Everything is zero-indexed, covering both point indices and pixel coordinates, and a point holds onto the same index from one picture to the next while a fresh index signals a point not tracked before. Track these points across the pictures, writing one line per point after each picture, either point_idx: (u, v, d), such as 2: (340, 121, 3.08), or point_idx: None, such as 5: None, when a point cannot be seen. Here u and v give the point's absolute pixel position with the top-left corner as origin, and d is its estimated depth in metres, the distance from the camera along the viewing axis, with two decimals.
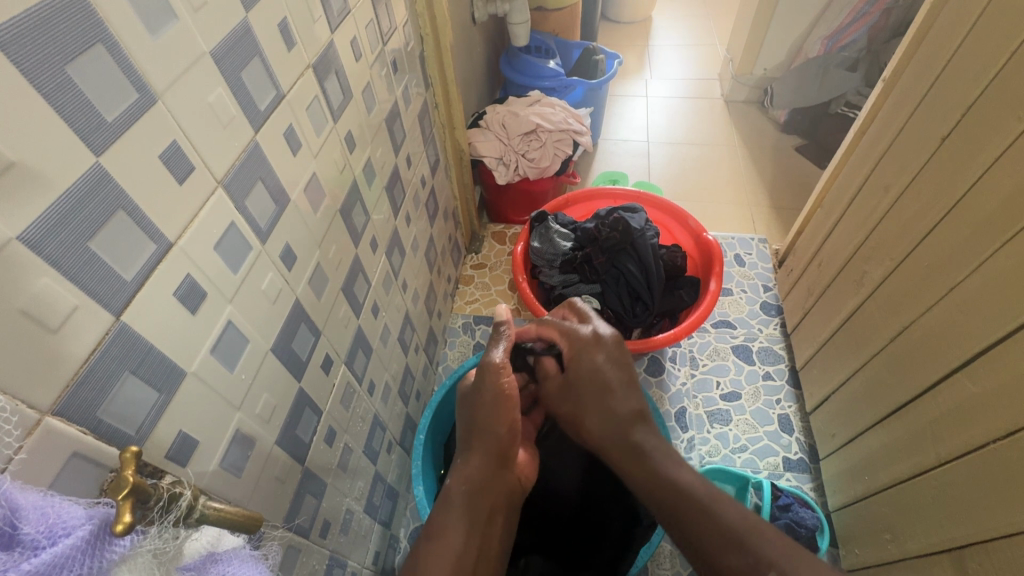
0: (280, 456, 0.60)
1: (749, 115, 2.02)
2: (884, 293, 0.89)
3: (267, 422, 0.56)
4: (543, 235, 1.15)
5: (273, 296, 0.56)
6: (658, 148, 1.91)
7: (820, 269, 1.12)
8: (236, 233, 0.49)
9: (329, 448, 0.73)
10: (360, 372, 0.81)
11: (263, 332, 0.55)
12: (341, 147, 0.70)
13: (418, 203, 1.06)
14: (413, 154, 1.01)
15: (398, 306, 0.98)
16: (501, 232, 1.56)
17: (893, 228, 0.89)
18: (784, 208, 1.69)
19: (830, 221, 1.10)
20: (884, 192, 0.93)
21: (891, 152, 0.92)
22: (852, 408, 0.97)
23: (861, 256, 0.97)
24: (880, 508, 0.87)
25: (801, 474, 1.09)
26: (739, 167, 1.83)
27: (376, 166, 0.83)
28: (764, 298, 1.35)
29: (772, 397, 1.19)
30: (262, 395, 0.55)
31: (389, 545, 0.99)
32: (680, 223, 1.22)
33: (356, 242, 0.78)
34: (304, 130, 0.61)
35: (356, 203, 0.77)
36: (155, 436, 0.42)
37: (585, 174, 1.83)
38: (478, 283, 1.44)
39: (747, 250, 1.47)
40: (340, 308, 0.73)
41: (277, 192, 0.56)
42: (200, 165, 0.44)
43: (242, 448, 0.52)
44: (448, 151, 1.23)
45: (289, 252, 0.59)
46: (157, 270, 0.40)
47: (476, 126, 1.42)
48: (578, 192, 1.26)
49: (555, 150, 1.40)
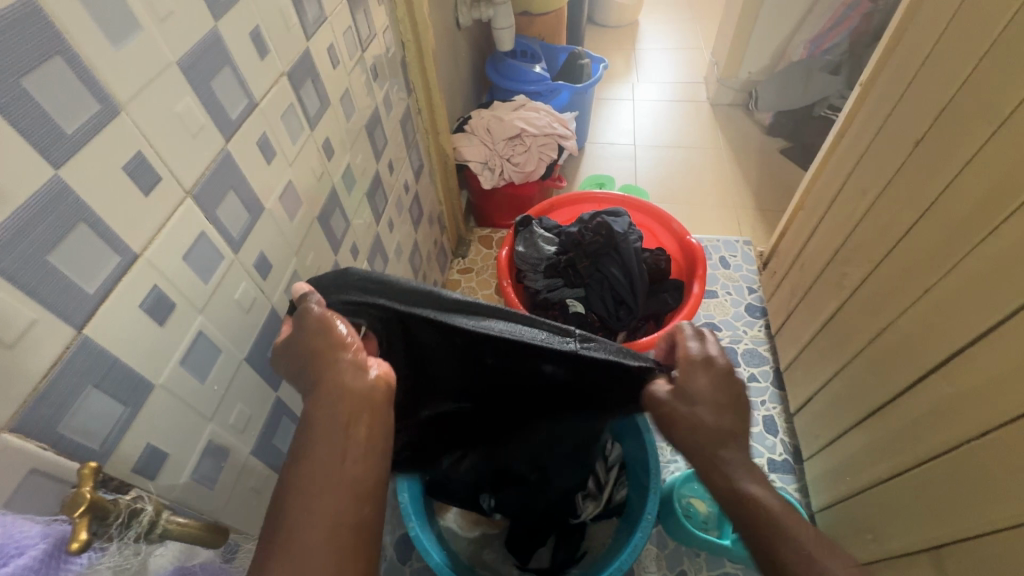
0: (256, 465, 0.59)
1: (735, 118, 2.03)
2: (863, 295, 0.90)
3: (242, 432, 0.56)
4: (528, 240, 1.15)
5: (247, 305, 0.56)
6: (645, 151, 1.92)
7: (803, 271, 1.13)
8: (206, 243, 0.49)
9: None
10: None
11: (237, 342, 0.54)
12: (319, 154, 0.70)
13: (401, 208, 1.06)
14: (395, 159, 1.01)
15: None
16: (487, 237, 1.56)
17: (871, 231, 0.90)
18: (769, 210, 1.71)
19: (811, 223, 1.11)
20: (862, 195, 0.94)
21: (868, 155, 0.93)
22: (833, 409, 0.97)
23: (841, 258, 0.98)
24: (862, 508, 0.87)
25: (786, 475, 1.09)
26: (725, 169, 1.84)
27: (356, 172, 0.83)
28: (749, 299, 1.36)
29: (757, 399, 1.20)
30: (236, 405, 0.55)
31: None
32: (664, 226, 1.22)
33: (336, 249, 0.77)
34: (279, 138, 0.60)
35: (336, 210, 0.76)
36: (121, 450, 0.41)
37: (572, 177, 1.84)
38: (464, 288, 1.44)
39: (732, 252, 1.48)
40: None
41: (250, 201, 0.55)
42: (166, 175, 0.44)
43: (215, 459, 0.52)
44: (432, 156, 1.23)
45: (264, 261, 0.59)
46: (122, 282, 0.40)
47: (461, 130, 1.42)
48: (563, 196, 1.27)
49: (540, 154, 1.40)
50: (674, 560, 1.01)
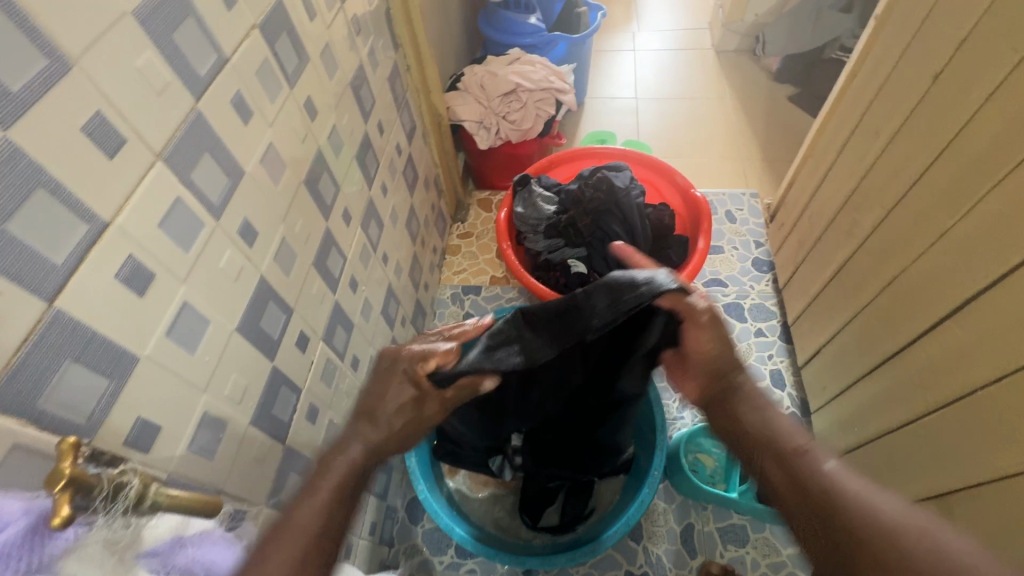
0: (257, 435, 0.59)
1: (741, 65, 1.94)
2: (875, 242, 0.87)
3: (239, 403, 0.55)
4: (527, 200, 1.11)
5: (235, 274, 0.54)
6: (647, 105, 1.84)
7: (812, 221, 1.09)
8: (183, 209, 0.47)
9: (313, 426, 0.72)
10: (341, 347, 0.80)
11: (225, 311, 0.53)
12: (300, 114, 0.67)
13: (394, 172, 1.03)
14: (385, 120, 0.97)
15: (379, 279, 0.96)
16: (486, 199, 1.52)
17: (883, 177, 0.86)
18: (778, 161, 1.65)
19: (821, 170, 1.06)
20: (874, 138, 0.89)
21: (881, 95, 0.88)
22: (841, 360, 0.95)
23: (852, 205, 0.94)
24: (870, 458, 0.86)
25: (793, 428, 1.09)
26: (731, 121, 1.77)
27: (343, 134, 0.80)
28: (756, 254, 1.33)
29: (764, 353, 1.19)
30: (230, 375, 0.54)
31: (386, 515, 1.01)
32: (668, 180, 1.18)
33: (326, 215, 0.75)
34: (255, 97, 0.57)
35: (323, 173, 0.73)
36: (109, 424, 0.40)
37: (572, 135, 1.78)
38: (465, 253, 1.41)
39: (738, 206, 1.43)
40: (313, 284, 0.71)
41: (229, 165, 0.53)
42: (132, 137, 0.41)
43: (212, 430, 0.51)
44: (425, 116, 1.19)
45: (249, 228, 0.56)
46: (95, 250, 0.38)
47: (454, 88, 1.37)
48: (562, 152, 1.22)
49: (537, 111, 1.34)
50: (681, 513, 1.01)
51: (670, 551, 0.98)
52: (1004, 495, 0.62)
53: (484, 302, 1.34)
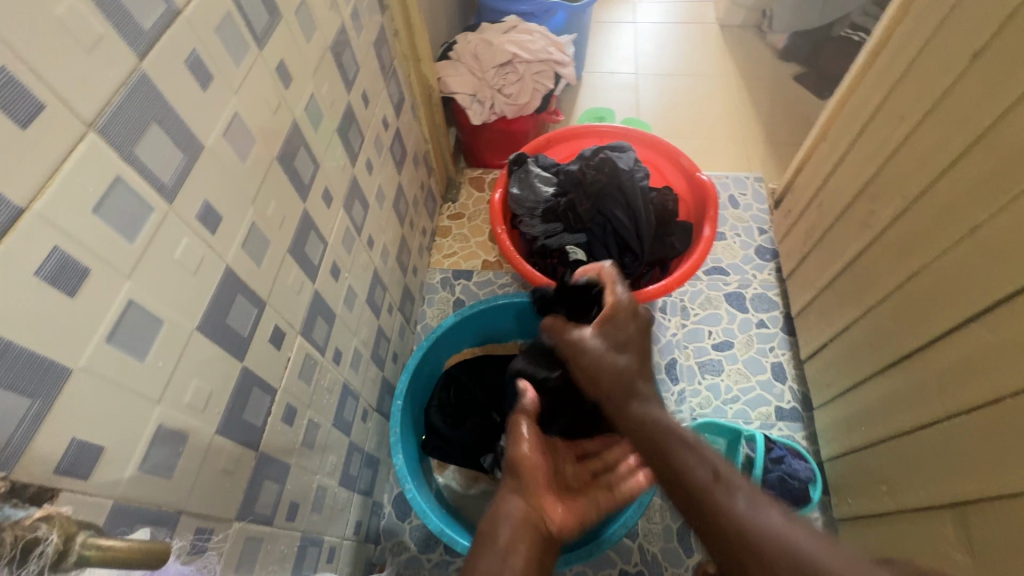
0: (225, 444, 0.53)
1: (745, 41, 1.85)
2: (892, 236, 0.82)
3: (202, 412, 0.49)
4: (523, 180, 1.04)
5: (194, 266, 0.47)
6: (647, 81, 1.75)
7: (822, 209, 1.04)
8: (125, 191, 0.39)
9: (290, 428, 0.66)
10: (322, 341, 0.74)
11: (183, 308, 0.46)
12: (271, 80, 0.58)
13: (380, 148, 0.95)
14: (370, 90, 0.88)
15: (364, 265, 0.89)
16: (479, 178, 1.44)
17: (907, 164, 0.80)
18: (781, 144, 1.59)
19: (834, 156, 1.01)
20: (897, 122, 0.83)
21: (909, 75, 0.81)
22: (849, 357, 0.92)
23: (868, 195, 0.88)
24: (876, 460, 0.83)
25: (794, 423, 1.06)
26: (734, 100, 1.70)
27: (323, 105, 0.71)
28: (759, 242, 1.28)
29: (766, 345, 1.15)
30: (190, 381, 0.47)
31: (372, 512, 0.96)
32: (672, 162, 1.11)
33: (304, 195, 0.67)
34: (214, 59, 0.48)
35: (300, 148, 0.66)
36: (34, 451, 0.34)
37: (569, 111, 1.69)
38: (456, 235, 1.34)
39: (741, 190, 1.37)
40: (289, 273, 0.64)
41: (184, 140, 0.45)
42: (54, 103, 0.34)
43: (170, 445, 0.45)
44: (414, 87, 1.10)
45: (211, 211, 0.49)
46: (4, 243, 0.31)
47: (445, 58, 1.27)
48: (561, 130, 1.14)
49: (535, 84, 1.26)
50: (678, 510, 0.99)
51: (665, 549, 0.96)
52: (1016, 509, 0.60)
53: (476, 287, 1.27)
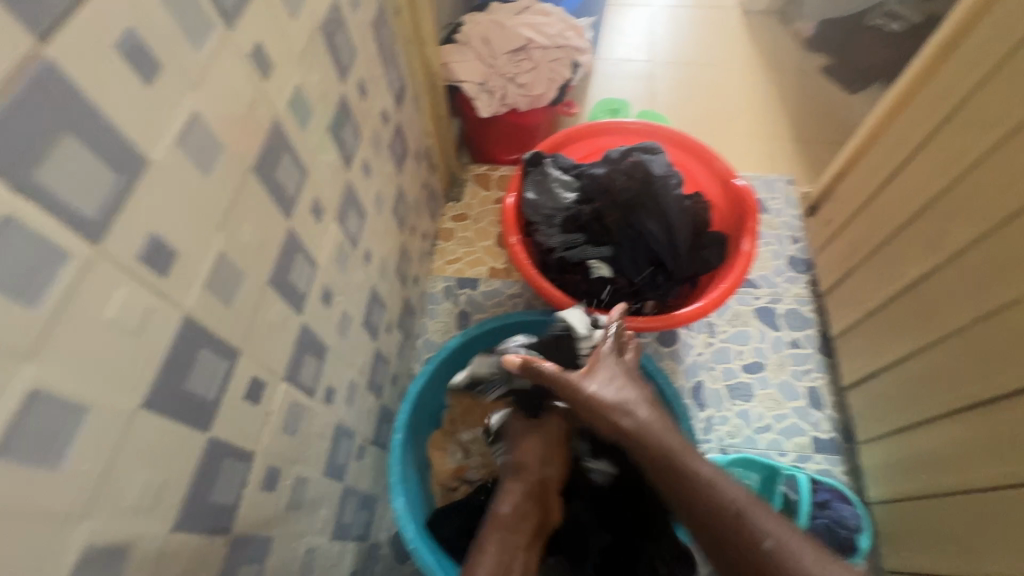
0: (187, 540, 0.42)
1: (768, 29, 1.71)
2: (973, 260, 0.72)
3: (150, 511, 0.38)
4: (540, 184, 0.92)
5: (135, 323, 0.35)
6: (664, 69, 1.61)
7: (873, 221, 0.92)
8: (21, 235, 0.28)
9: (273, 493, 0.55)
10: (311, 382, 0.62)
11: (116, 385, 0.34)
12: (245, 67, 0.45)
13: (379, 146, 0.82)
14: (367, 79, 0.75)
15: (359, 283, 0.77)
16: (484, 175, 1.31)
17: (999, 177, 0.69)
18: (808, 143, 1.47)
19: (892, 163, 0.89)
20: (983, 128, 0.72)
21: (1001, 72, 0.70)
22: (909, 392, 0.83)
23: (939, 210, 0.78)
24: (945, 514, 0.75)
25: (833, 456, 0.96)
26: (757, 93, 1.56)
27: (311, 98, 0.58)
28: (791, 251, 1.15)
29: (800, 368, 1.03)
30: (134, 474, 0.36)
31: (369, 557, 0.86)
32: (705, 165, 1.00)
33: (288, 211, 0.55)
34: (164, 40, 0.36)
35: (284, 154, 0.53)
36: None
37: (581, 102, 1.56)
38: (460, 239, 1.22)
39: (771, 193, 1.24)
40: (269, 309, 0.52)
41: (115, 153, 0.33)
42: None
43: (103, 567, 0.34)
44: (417, 75, 0.96)
45: (159, 248, 0.37)
46: None
47: (450, 41, 1.14)
48: (581, 127, 1.02)
49: (550, 73, 1.13)
50: None
51: None
52: None
53: (482, 298, 1.15)
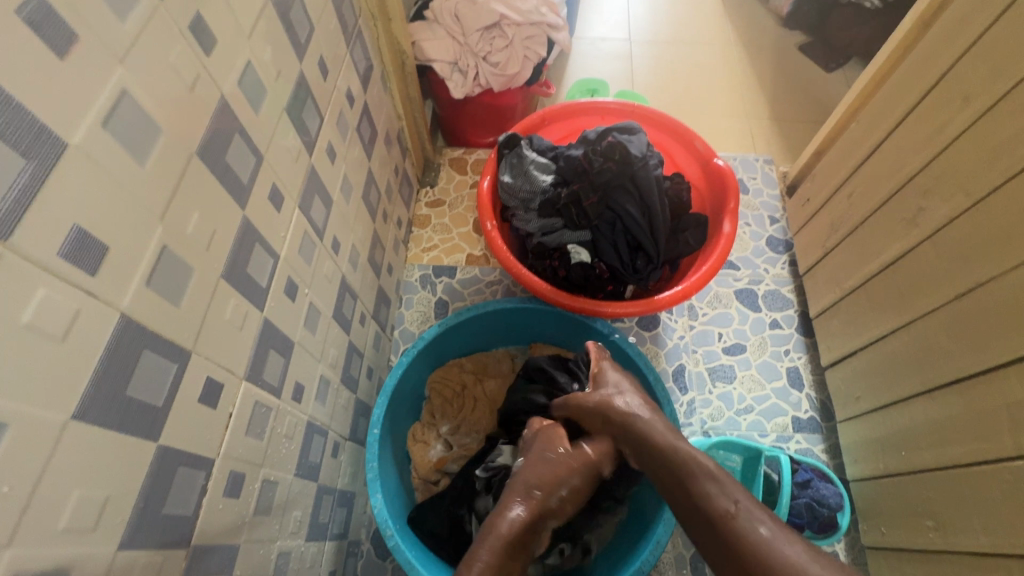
0: (139, 557, 0.39)
1: (745, 7, 1.67)
2: (951, 237, 0.72)
3: (92, 531, 0.35)
4: (515, 167, 0.89)
5: (61, 329, 0.32)
6: (641, 48, 1.58)
7: (852, 200, 0.92)
8: None
9: (237, 499, 0.52)
10: (275, 380, 0.59)
11: (42, 402, 0.31)
12: (184, 42, 0.41)
13: (344, 129, 0.77)
14: (327, 57, 0.70)
15: (328, 275, 0.73)
16: (460, 158, 1.27)
17: (977, 155, 0.69)
18: (784, 123, 1.45)
19: (870, 141, 0.88)
20: (961, 105, 0.71)
21: (979, 47, 0.68)
22: (887, 371, 0.83)
23: (918, 187, 0.77)
24: (921, 490, 0.76)
25: (812, 435, 0.96)
26: (734, 73, 1.54)
27: (263, 77, 0.54)
28: (770, 232, 1.14)
29: (780, 348, 1.03)
30: (70, 491, 0.33)
31: (349, 555, 0.83)
32: (684, 145, 0.98)
33: (242, 199, 0.51)
34: (82, 10, 0.32)
35: (235, 137, 0.49)
36: None
37: (558, 82, 1.51)
38: (436, 225, 1.18)
39: (750, 173, 1.23)
40: (225, 306, 0.48)
41: (24, 136, 0.29)
42: None
43: None
44: (383, 52, 0.91)
45: (87, 243, 0.33)
46: None
47: (420, 18, 1.09)
48: (557, 107, 0.98)
49: (525, 51, 1.09)
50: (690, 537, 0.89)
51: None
52: None
53: (461, 287, 1.12)
